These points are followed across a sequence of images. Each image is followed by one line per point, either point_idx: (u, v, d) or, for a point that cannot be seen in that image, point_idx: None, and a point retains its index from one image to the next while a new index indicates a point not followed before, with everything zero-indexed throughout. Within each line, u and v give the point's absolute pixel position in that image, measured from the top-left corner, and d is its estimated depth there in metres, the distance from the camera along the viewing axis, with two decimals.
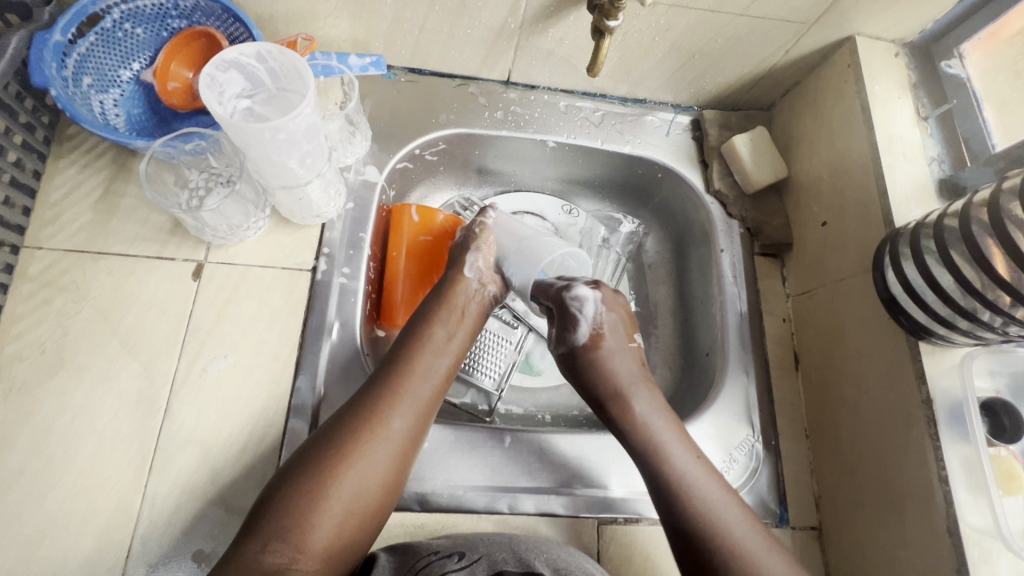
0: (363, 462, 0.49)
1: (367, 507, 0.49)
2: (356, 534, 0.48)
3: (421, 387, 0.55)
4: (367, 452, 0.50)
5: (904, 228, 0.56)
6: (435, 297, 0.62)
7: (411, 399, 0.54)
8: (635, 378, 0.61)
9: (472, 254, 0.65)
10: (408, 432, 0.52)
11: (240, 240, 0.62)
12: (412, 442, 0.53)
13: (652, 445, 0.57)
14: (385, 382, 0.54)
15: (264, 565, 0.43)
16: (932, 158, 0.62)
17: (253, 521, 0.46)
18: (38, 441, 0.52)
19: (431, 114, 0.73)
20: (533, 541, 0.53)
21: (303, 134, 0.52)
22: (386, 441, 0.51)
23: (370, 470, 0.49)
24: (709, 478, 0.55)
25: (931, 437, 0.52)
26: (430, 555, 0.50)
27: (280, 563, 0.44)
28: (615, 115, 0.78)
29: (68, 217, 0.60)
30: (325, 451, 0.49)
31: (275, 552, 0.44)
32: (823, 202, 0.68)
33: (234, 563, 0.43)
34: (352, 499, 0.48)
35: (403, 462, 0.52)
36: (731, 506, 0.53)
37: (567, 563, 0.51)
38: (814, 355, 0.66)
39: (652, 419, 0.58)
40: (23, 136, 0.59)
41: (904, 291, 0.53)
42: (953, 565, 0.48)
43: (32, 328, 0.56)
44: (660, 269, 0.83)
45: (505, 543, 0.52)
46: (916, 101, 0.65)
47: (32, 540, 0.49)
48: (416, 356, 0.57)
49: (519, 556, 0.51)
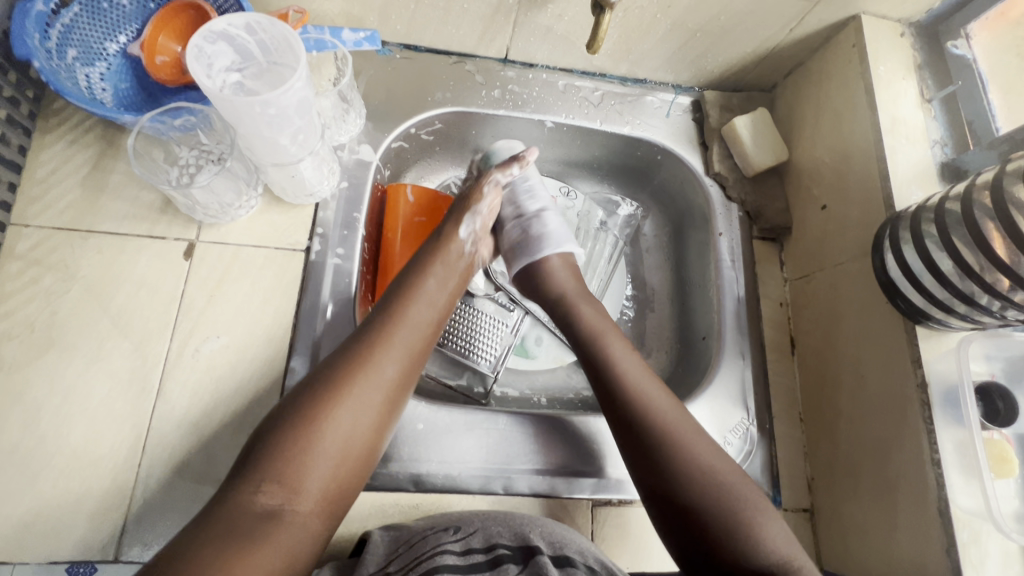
0: (354, 403, 0.48)
1: (358, 449, 0.48)
2: (350, 475, 0.47)
3: (413, 338, 0.54)
4: (357, 395, 0.49)
5: (905, 211, 0.56)
6: (431, 247, 0.62)
7: (403, 348, 0.53)
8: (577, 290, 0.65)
9: (470, 215, 0.65)
10: (399, 376, 0.52)
11: (232, 219, 0.61)
12: (402, 387, 0.52)
13: (604, 344, 0.59)
14: (374, 329, 0.53)
15: (257, 507, 0.42)
16: (935, 141, 0.61)
17: (243, 467, 0.44)
18: (30, 420, 0.52)
19: (427, 91, 0.72)
20: (529, 517, 0.52)
21: (294, 109, 0.50)
22: (377, 383, 0.50)
23: (362, 410, 0.48)
24: (654, 381, 0.56)
25: (925, 421, 0.52)
26: (426, 530, 0.50)
27: (276, 504, 0.43)
28: (615, 95, 0.77)
29: (55, 195, 0.59)
30: (314, 395, 0.47)
31: (268, 493, 0.43)
32: (824, 185, 0.67)
33: (225, 507, 0.42)
34: (344, 441, 0.47)
35: (391, 407, 0.51)
36: (667, 403, 0.54)
37: (563, 539, 0.50)
38: (811, 339, 0.66)
39: (598, 322, 0.61)
40: (7, 110, 0.57)
41: (903, 275, 0.53)
42: (942, 547, 0.49)
43: (21, 306, 0.55)
44: (657, 252, 0.82)
45: (501, 517, 0.52)
46: (921, 83, 0.64)
47: (26, 517, 0.49)
48: (410, 305, 0.56)
49: (515, 531, 0.51)
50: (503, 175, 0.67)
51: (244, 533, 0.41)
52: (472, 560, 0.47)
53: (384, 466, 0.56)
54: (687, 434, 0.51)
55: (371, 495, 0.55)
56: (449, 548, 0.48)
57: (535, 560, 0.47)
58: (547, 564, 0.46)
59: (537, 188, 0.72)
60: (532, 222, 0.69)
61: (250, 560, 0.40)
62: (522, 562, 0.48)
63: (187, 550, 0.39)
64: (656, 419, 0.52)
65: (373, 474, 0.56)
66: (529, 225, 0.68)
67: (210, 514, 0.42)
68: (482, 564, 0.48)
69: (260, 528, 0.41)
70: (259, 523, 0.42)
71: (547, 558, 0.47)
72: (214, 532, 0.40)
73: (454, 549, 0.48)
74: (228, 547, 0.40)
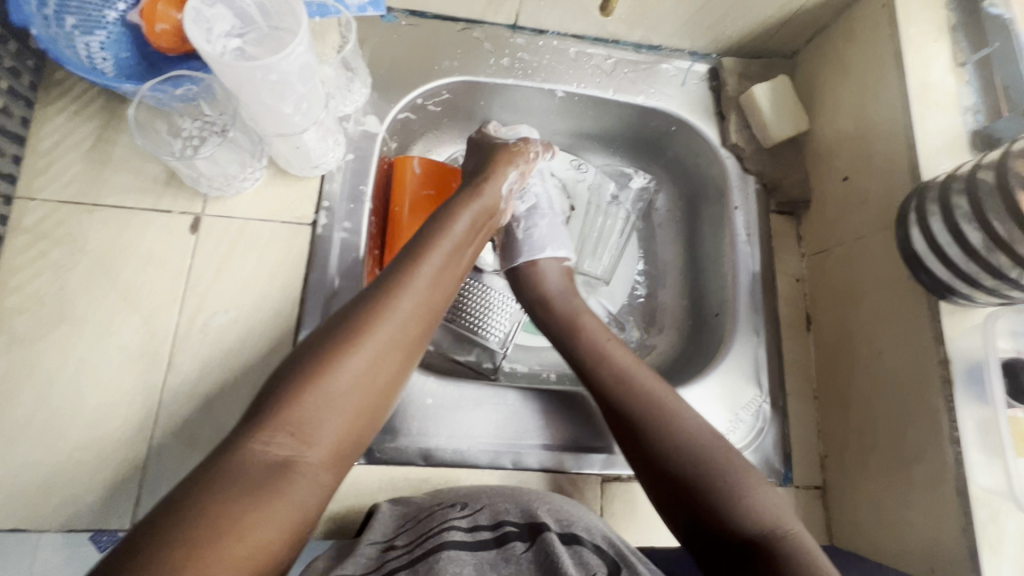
0: (371, 353, 0.46)
1: (369, 401, 0.46)
2: (361, 429, 0.45)
3: (432, 290, 0.52)
4: (374, 345, 0.46)
5: (932, 182, 0.54)
6: (465, 194, 0.61)
7: (422, 300, 0.50)
8: (566, 292, 0.65)
9: (513, 174, 0.65)
10: (416, 329, 0.49)
11: (237, 192, 0.60)
12: (418, 341, 0.50)
13: (583, 333, 0.60)
14: (395, 278, 0.50)
15: (268, 457, 0.40)
16: (966, 108, 0.58)
17: (251, 415, 0.42)
18: (43, 393, 0.52)
19: (434, 60, 0.69)
20: (538, 495, 0.52)
21: (297, 75, 0.49)
22: (395, 334, 0.48)
23: (378, 360, 0.46)
24: (631, 355, 0.58)
25: (946, 399, 0.50)
26: (435, 506, 0.50)
27: (286, 455, 0.41)
28: (628, 62, 0.74)
29: (60, 167, 0.58)
30: (327, 345, 0.45)
31: (280, 443, 0.41)
32: (846, 155, 0.65)
33: (231, 456, 0.39)
34: (358, 391, 0.45)
35: (407, 360, 0.49)
36: (663, 392, 0.54)
37: (570, 515, 0.50)
38: (828, 315, 0.65)
39: (590, 326, 0.61)
40: (8, 81, 0.56)
41: (928, 248, 0.51)
42: (959, 525, 0.48)
43: (30, 281, 0.55)
44: (670, 227, 0.80)
45: (507, 494, 0.52)
46: (954, 46, 0.60)
47: (44, 488, 0.50)
48: (428, 255, 0.53)
49: (522, 508, 0.51)
50: (543, 152, 0.70)
51: (256, 484, 0.39)
52: (479, 537, 0.47)
53: (392, 440, 0.56)
54: (679, 406, 0.52)
55: (380, 469, 0.55)
56: (455, 524, 0.47)
57: (541, 536, 0.46)
58: (553, 540, 0.45)
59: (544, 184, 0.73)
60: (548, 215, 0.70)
61: (260, 511, 0.38)
62: (527, 539, 0.47)
63: (191, 500, 0.36)
64: (649, 406, 0.52)
65: (381, 447, 0.56)
66: (532, 216, 0.69)
67: (215, 464, 0.39)
68: (489, 542, 0.47)
69: (272, 478, 0.39)
70: (270, 472, 0.39)
71: (553, 534, 0.46)
72: (222, 481, 0.38)
73: (460, 525, 0.47)
74: (236, 499, 0.37)
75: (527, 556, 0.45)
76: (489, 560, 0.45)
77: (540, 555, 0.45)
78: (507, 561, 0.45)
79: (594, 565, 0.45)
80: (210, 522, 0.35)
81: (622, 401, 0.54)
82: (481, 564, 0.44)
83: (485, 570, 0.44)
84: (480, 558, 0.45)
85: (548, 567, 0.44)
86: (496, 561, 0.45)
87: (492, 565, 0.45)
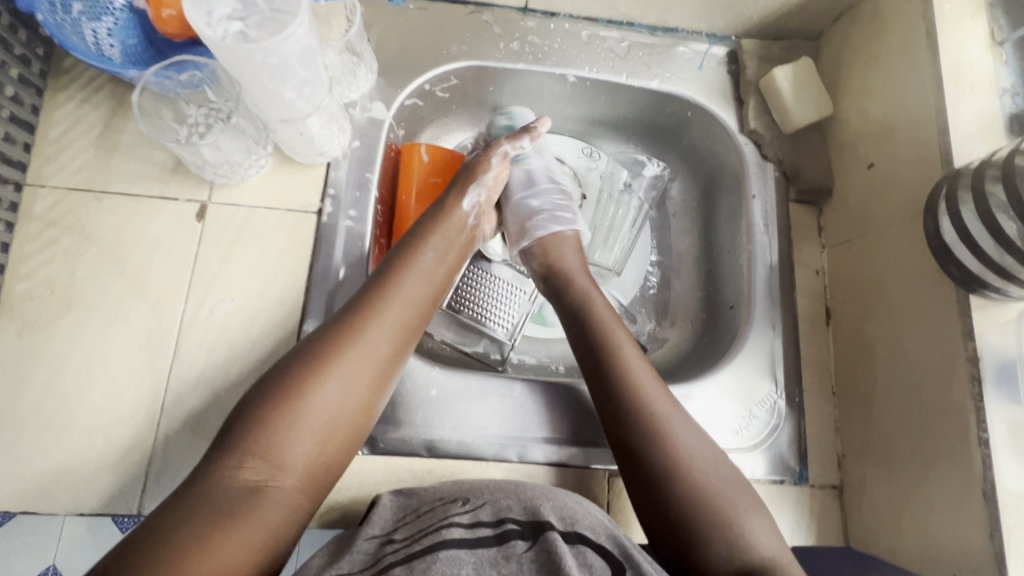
0: (342, 376, 0.47)
1: (343, 425, 0.47)
2: (335, 451, 0.47)
3: (404, 311, 0.53)
4: (345, 367, 0.48)
5: (964, 168, 0.50)
6: (431, 216, 0.60)
7: (394, 322, 0.52)
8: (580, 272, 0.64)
9: (474, 188, 0.63)
10: (388, 349, 0.51)
11: (243, 179, 0.59)
12: (393, 360, 0.51)
13: (613, 353, 0.55)
14: (365, 302, 0.52)
15: (241, 481, 0.42)
16: (1004, 90, 0.54)
17: (225, 439, 0.44)
18: (53, 379, 0.53)
19: (443, 44, 0.68)
20: (542, 490, 0.51)
21: (298, 59, 0.47)
22: (366, 356, 0.49)
23: (350, 383, 0.48)
24: (647, 368, 0.55)
25: (974, 397, 0.47)
26: (436, 501, 0.50)
27: (258, 479, 0.43)
28: (643, 46, 0.71)
29: (70, 154, 0.58)
30: (295, 370, 0.47)
31: (253, 468, 0.43)
32: (872, 141, 0.62)
33: (206, 481, 0.42)
34: (330, 416, 0.46)
35: (381, 378, 0.50)
36: (662, 398, 0.52)
37: (574, 512, 0.49)
38: (849, 309, 0.62)
39: (603, 318, 0.58)
40: (19, 70, 0.56)
41: (959, 239, 0.48)
42: (984, 530, 0.45)
43: (41, 267, 0.55)
44: (685, 217, 0.78)
45: (511, 491, 0.51)
46: (993, 23, 0.56)
47: (54, 471, 0.51)
48: (401, 277, 0.54)
49: (525, 505, 0.49)
50: (512, 147, 0.66)
51: (226, 509, 0.41)
52: (479, 533, 0.46)
53: (397, 430, 0.56)
54: (676, 426, 0.51)
55: (385, 459, 0.55)
56: (456, 520, 0.47)
57: (544, 535, 0.45)
58: (555, 539, 0.45)
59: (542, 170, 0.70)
60: (545, 199, 0.68)
61: (229, 536, 0.40)
62: (529, 538, 0.46)
63: (167, 524, 0.39)
64: (645, 414, 0.51)
65: (386, 437, 0.56)
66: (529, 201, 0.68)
67: (193, 488, 0.42)
68: (489, 538, 0.46)
69: (244, 502, 0.42)
70: (242, 497, 0.42)
71: (556, 533, 0.45)
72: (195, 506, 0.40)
73: (461, 521, 0.47)
74: (205, 524, 0.39)
75: (529, 556, 0.44)
76: (489, 558, 0.44)
77: (542, 554, 0.44)
78: (508, 559, 0.44)
79: (597, 567, 0.44)
80: (178, 550, 0.38)
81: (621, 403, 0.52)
82: (482, 564, 0.43)
83: (485, 568, 0.43)
84: (479, 556, 0.44)
85: (550, 567, 0.43)
86: (497, 558, 0.44)
87: (492, 563, 0.44)
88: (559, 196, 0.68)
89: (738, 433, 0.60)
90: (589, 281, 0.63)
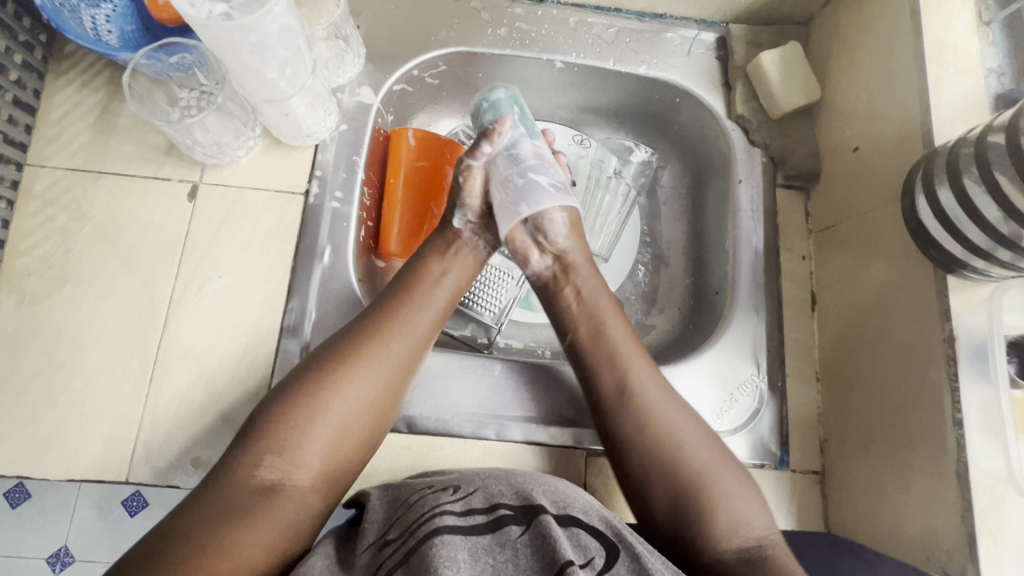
0: (360, 380, 0.48)
1: (358, 428, 0.47)
2: (351, 454, 0.47)
3: (421, 318, 0.53)
4: (362, 371, 0.48)
5: (943, 148, 0.50)
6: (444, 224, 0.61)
7: (413, 327, 0.52)
8: (585, 259, 0.61)
9: (458, 211, 0.61)
10: (406, 356, 0.51)
11: (232, 161, 0.61)
12: (411, 367, 0.51)
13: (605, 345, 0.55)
14: (381, 309, 0.52)
15: (257, 480, 0.43)
16: (990, 70, 0.53)
17: (244, 438, 0.44)
18: (48, 350, 0.55)
19: (431, 31, 0.69)
20: (532, 475, 0.51)
21: (276, 38, 0.48)
22: (384, 361, 0.49)
23: (366, 387, 0.48)
24: (640, 355, 0.54)
25: (949, 378, 0.47)
26: (425, 489, 0.50)
27: (275, 479, 0.43)
28: (631, 32, 0.71)
29: (69, 136, 0.61)
30: (312, 374, 0.47)
31: (268, 468, 0.43)
32: (858, 124, 0.61)
33: (224, 479, 0.42)
34: (345, 421, 0.46)
35: (398, 385, 0.50)
36: (669, 393, 0.52)
37: (567, 499, 0.49)
38: (833, 294, 0.62)
39: (607, 315, 0.57)
40: (23, 55, 0.59)
41: (937, 220, 0.48)
42: (958, 512, 0.45)
43: (39, 244, 0.57)
44: (675, 205, 0.78)
45: (502, 476, 0.51)
46: (979, 3, 0.55)
47: (47, 438, 0.53)
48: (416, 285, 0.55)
49: (517, 489, 0.49)
50: (476, 155, 0.61)
51: (240, 507, 0.41)
52: (472, 521, 0.46)
53: None
54: (676, 422, 0.50)
55: None
56: (448, 509, 0.47)
57: (538, 519, 0.45)
58: (549, 523, 0.44)
59: (525, 150, 0.62)
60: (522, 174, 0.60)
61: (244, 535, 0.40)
62: (523, 522, 0.46)
63: (185, 516, 0.40)
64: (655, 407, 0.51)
65: None
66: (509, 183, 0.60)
67: (207, 485, 0.42)
68: (482, 526, 0.46)
69: (260, 500, 0.42)
70: (258, 495, 0.42)
71: (550, 517, 0.45)
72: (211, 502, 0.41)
73: (453, 509, 0.47)
74: (222, 520, 0.40)
75: (523, 540, 0.44)
76: (483, 545, 0.44)
77: (537, 538, 0.44)
78: (503, 546, 0.44)
79: (591, 548, 0.45)
80: (196, 542, 0.38)
81: (622, 394, 0.52)
82: (477, 548, 0.44)
83: (481, 555, 0.44)
84: (474, 542, 0.44)
85: (545, 551, 0.43)
86: (491, 545, 0.44)
87: (487, 550, 0.44)
88: (540, 167, 0.62)
89: (719, 417, 0.60)
90: (589, 268, 0.60)
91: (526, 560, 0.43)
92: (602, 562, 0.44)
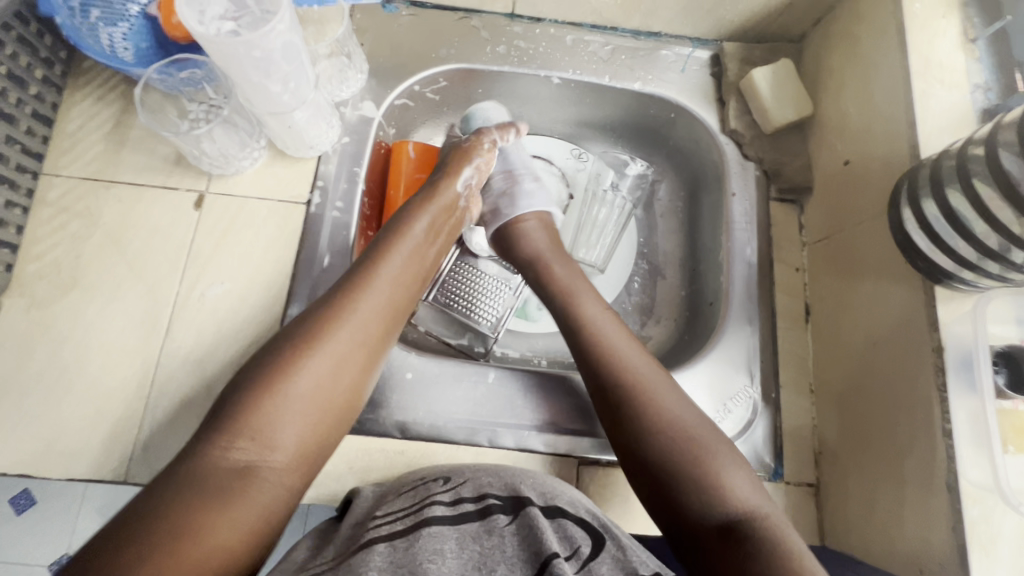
0: (330, 355, 0.48)
1: (334, 400, 0.48)
2: (326, 431, 0.48)
3: (390, 294, 0.54)
4: (333, 346, 0.49)
5: (927, 161, 0.51)
6: (419, 199, 0.61)
7: (381, 304, 0.53)
8: (554, 250, 0.66)
9: (468, 169, 0.65)
10: (376, 332, 0.52)
11: (237, 171, 0.63)
12: (378, 341, 0.52)
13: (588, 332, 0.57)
14: (347, 283, 0.53)
15: (231, 460, 0.42)
16: (977, 85, 0.54)
17: (213, 423, 0.44)
18: (55, 351, 0.57)
19: (432, 48, 0.71)
20: (519, 470, 0.52)
21: (279, 53, 0.51)
22: (354, 337, 0.50)
23: (337, 361, 0.49)
24: (625, 336, 0.57)
25: (939, 388, 0.47)
26: (417, 480, 0.51)
27: (248, 459, 0.43)
28: (626, 49, 0.73)
29: (84, 147, 0.63)
30: (281, 352, 0.47)
31: (243, 448, 0.43)
32: (847, 138, 0.62)
33: (197, 462, 0.42)
34: (318, 394, 0.47)
35: (369, 360, 0.51)
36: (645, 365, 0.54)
37: (555, 492, 0.49)
38: (825, 305, 0.62)
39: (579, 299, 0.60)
40: (43, 71, 0.62)
41: (923, 230, 0.49)
42: (948, 522, 0.44)
43: (51, 249, 0.60)
44: (671, 218, 0.79)
45: (491, 469, 0.52)
46: (965, 20, 0.57)
47: (50, 437, 0.54)
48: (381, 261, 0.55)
49: (506, 482, 0.50)
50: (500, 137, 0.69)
51: (216, 491, 0.41)
52: (461, 509, 0.47)
53: (374, 412, 0.58)
54: (657, 397, 0.51)
55: (357, 439, 0.57)
56: (438, 499, 0.47)
57: (524, 510, 0.46)
58: (536, 515, 0.46)
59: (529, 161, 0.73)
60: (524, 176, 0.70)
61: (220, 516, 0.40)
62: (511, 512, 0.47)
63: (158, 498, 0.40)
64: (629, 385, 0.52)
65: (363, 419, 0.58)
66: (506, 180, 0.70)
67: (178, 470, 0.42)
68: (472, 513, 0.47)
69: (235, 482, 0.42)
70: (232, 477, 0.42)
71: (537, 509, 0.46)
72: (184, 486, 0.40)
73: (443, 499, 0.48)
74: (195, 504, 0.40)
75: (511, 529, 0.45)
76: (471, 532, 0.45)
77: (524, 528, 0.45)
78: (491, 533, 0.45)
79: (578, 538, 0.46)
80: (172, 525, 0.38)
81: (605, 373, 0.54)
82: (463, 536, 0.45)
83: (468, 543, 0.44)
84: (462, 531, 0.45)
85: (532, 541, 0.44)
86: (479, 532, 0.45)
87: (474, 537, 0.45)
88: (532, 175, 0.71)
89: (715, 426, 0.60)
90: (559, 256, 0.65)
91: (513, 549, 0.44)
92: (587, 551, 0.45)
